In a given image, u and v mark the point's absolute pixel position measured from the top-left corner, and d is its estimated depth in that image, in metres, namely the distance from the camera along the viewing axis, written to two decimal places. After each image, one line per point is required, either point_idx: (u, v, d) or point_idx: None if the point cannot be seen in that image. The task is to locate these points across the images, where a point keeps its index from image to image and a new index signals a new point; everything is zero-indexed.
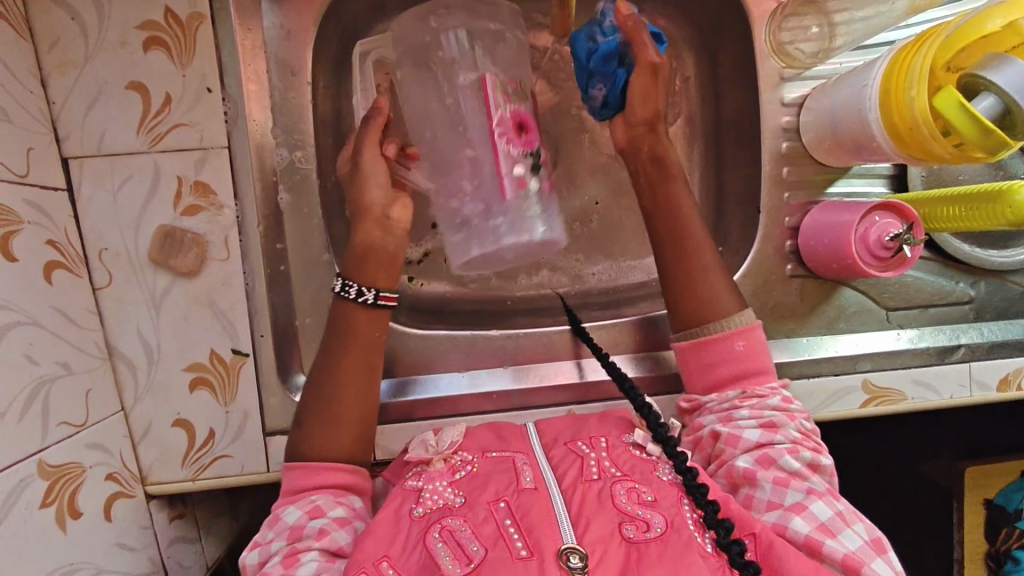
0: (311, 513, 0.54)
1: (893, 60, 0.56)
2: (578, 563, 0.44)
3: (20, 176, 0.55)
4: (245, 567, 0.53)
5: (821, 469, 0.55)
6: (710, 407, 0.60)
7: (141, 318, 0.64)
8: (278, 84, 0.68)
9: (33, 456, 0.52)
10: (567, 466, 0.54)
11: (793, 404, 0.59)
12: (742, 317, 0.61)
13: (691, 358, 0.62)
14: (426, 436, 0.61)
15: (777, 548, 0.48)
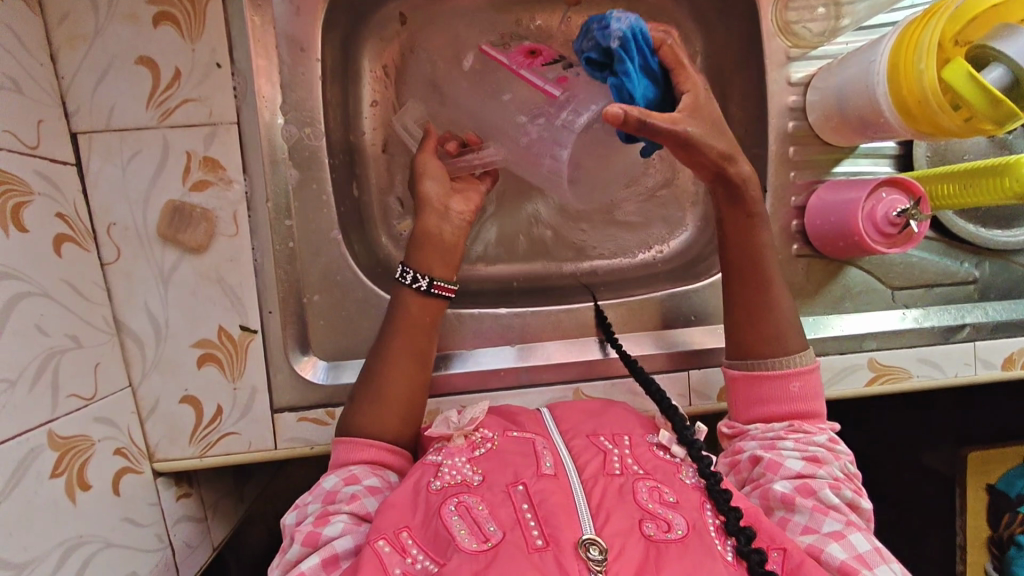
0: (347, 480, 0.56)
1: (901, 35, 0.57)
2: (597, 555, 0.44)
3: (31, 147, 0.55)
4: (285, 527, 0.56)
5: (860, 511, 0.54)
6: (752, 433, 0.59)
7: (149, 293, 0.64)
8: (287, 60, 0.68)
9: (43, 426, 0.52)
10: (588, 457, 0.54)
11: (839, 445, 0.58)
12: (805, 357, 0.60)
13: (744, 389, 0.61)
14: (449, 415, 0.62)
15: (808, 567, 0.47)
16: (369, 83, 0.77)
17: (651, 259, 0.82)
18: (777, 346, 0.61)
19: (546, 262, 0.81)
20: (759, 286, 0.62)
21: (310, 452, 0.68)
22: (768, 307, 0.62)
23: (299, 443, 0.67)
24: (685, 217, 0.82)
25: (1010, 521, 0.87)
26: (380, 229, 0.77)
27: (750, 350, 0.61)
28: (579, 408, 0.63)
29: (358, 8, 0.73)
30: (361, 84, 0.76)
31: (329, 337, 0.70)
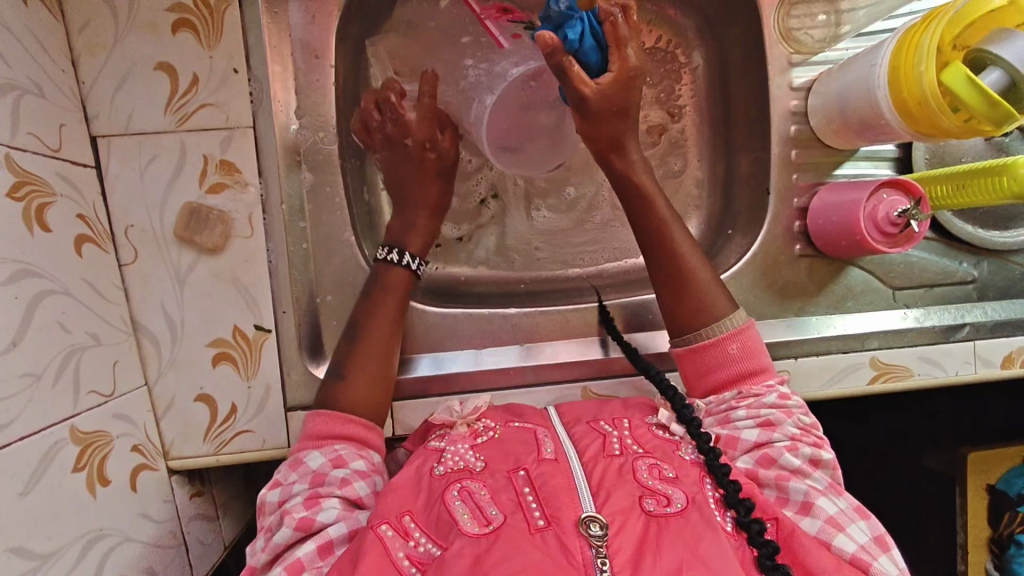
0: (335, 462, 0.57)
1: (901, 40, 0.58)
2: (598, 531, 0.45)
3: (53, 150, 0.57)
4: (265, 503, 0.56)
5: (824, 464, 0.56)
6: (708, 409, 0.61)
7: (165, 293, 0.65)
8: (302, 67, 0.70)
9: (66, 421, 0.54)
10: (589, 441, 0.56)
11: (790, 400, 0.59)
12: (736, 318, 0.62)
13: (690, 364, 0.63)
14: (451, 404, 0.65)
15: (798, 536, 0.49)
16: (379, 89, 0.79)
17: None
18: (708, 317, 0.63)
19: (552, 264, 0.83)
20: (680, 257, 0.64)
21: None
22: (694, 281, 0.64)
23: None
24: None
25: (1011, 520, 0.87)
26: None
27: (683, 327, 0.64)
28: (582, 403, 0.65)
29: (369, 16, 0.75)
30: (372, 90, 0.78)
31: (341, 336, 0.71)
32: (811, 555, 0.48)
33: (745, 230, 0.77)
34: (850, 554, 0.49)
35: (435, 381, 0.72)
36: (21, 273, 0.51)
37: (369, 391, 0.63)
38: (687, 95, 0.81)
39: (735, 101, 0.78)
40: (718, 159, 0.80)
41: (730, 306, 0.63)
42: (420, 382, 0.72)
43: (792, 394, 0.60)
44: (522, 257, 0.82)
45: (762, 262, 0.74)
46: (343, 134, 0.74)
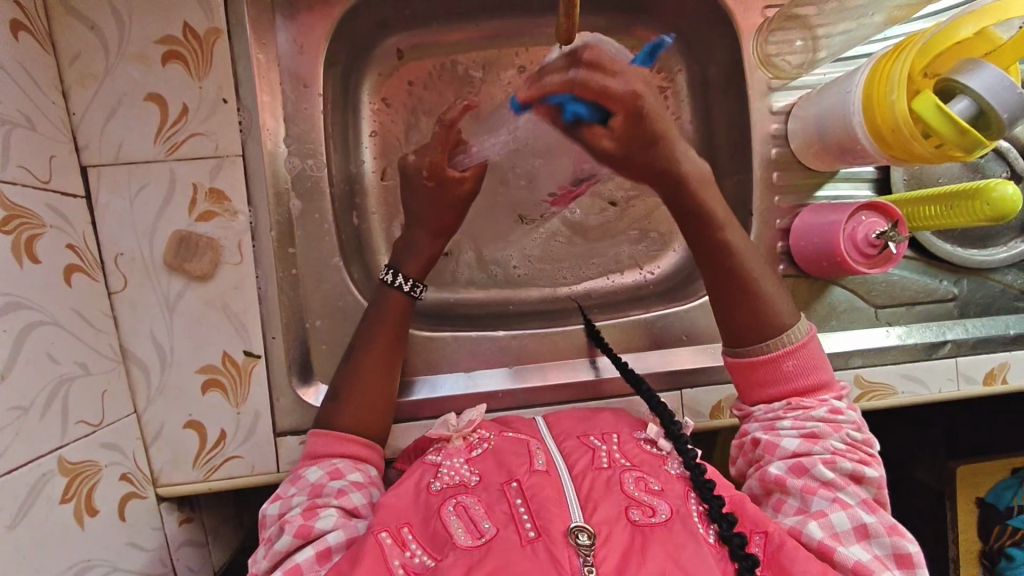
0: (331, 474, 0.58)
1: (874, 68, 0.60)
2: (585, 540, 0.46)
3: (44, 182, 0.58)
4: (265, 517, 0.57)
5: (865, 481, 0.56)
6: (757, 415, 0.62)
7: (155, 320, 0.66)
8: (291, 95, 0.71)
9: (54, 452, 0.54)
10: (578, 455, 0.57)
11: (843, 415, 0.59)
12: (799, 331, 0.60)
13: (741, 374, 0.62)
14: (449, 418, 0.66)
15: (786, 549, 0.49)
16: (368, 115, 0.80)
17: (643, 281, 0.84)
18: (773, 328, 0.60)
19: (541, 285, 0.84)
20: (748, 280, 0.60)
21: None
22: (760, 290, 0.61)
23: None
24: (673, 241, 0.85)
25: (1000, 533, 0.88)
26: (380, 254, 0.79)
27: (739, 339, 0.61)
28: (569, 416, 0.66)
29: (356, 44, 0.76)
30: (361, 116, 0.79)
31: (330, 360, 0.71)
32: (798, 563, 0.48)
33: None
34: (853, 562, 0.50)
35: (425, 404, 0.72)
36: (10, 305, 0.51)
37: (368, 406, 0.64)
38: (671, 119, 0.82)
39: (717, 124, 0.80)
40: None
41: (794, 316, 0.61)
42: (409, 406, 0.72)
43: (846, 410, 0.59)
44: (512, 278, 0.83)
45: None
46: (332, 160, 0.75)
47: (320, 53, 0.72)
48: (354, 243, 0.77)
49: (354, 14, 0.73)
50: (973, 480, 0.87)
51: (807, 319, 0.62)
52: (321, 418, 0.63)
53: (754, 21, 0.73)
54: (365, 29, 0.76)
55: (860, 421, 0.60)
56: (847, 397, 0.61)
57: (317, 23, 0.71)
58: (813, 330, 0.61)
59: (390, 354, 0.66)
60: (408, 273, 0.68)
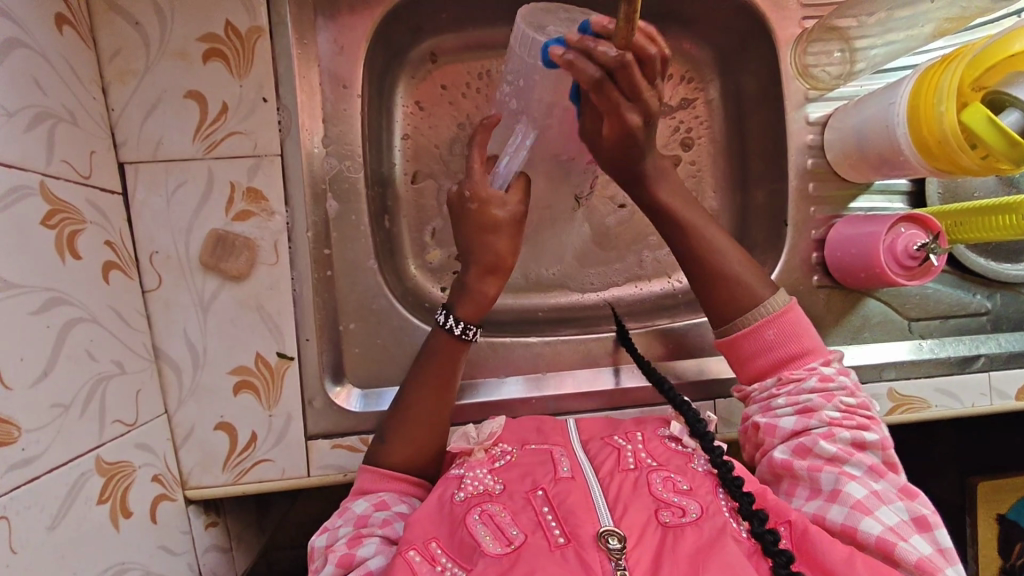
0: (376, 506, 0.57)
1: (920, 79, 0.60)
2: (616, 544, 0.46)
3: (84, 177, 0.57)
4: (313, 550, 0.56)
5: (868, 446, 0.56)
6: (753, 397, 0.62)
7: (188, 320, 0.65)
8: (329, 96, 0.71)
9: (92, 451, 0.53)
10: (604, 457, 0.57)
11: (833, 382, 0.58)
12: (776, 303, 0.61)
13: (731, 352, 0.63)
14: (466, 429, 0.63)
15: (811, 535, 0.49)
16: (401, 117, 0.80)
17: (672, 289, 0.84)
18: (748, 302, 0.61)
19: (570, 292, 0.83)
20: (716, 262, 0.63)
21: (343, 479, 0.68)
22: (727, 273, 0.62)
23: (333, 471, 0.67)
24: None
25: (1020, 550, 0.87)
26: (409, 258, 0.79)
27: (722, 316, 0.63)
28: (597, 422, 0.66)
29: (392, 47, 0.76)
30: (394, 118, 0.79)
31: (362, 363, 0.71)
32: (825, 549, 0.48)
33: (762, 261, 0.78)
34: (876, 538, 0.49)
35: (456, 411, 0.72)
36: (52, 301, 0.50)
37: (413, 437, 0.62)
38: (702, 129, 0.82)
39: (751, 134, 0.80)
40: (735, 191, 0.82)
41: (771, 288, 0.62)
42: None
43: (836, 375, 0.59)
44: (541, 284, 0.83)
45: None
46: (368, 161, 0.75)
47: (359, 54, 0.72)
48: (385, 246, 0.77)
49: (393, 18, 0.73)
50: (995, 495, 0.88)
51: (786, 291, 0.63)
52: (372, 453, 0.63)
53: (792, 33, 0.73)
54: (402, 32, 0.76)
55: (852, 386, 0.59)
56: (837, 362, 0.61)
57: (356, 24, 0.71)
58: (792, 300, 0.62)
59: (446, 372, 0.64)
60: (460, 316, 0.64)
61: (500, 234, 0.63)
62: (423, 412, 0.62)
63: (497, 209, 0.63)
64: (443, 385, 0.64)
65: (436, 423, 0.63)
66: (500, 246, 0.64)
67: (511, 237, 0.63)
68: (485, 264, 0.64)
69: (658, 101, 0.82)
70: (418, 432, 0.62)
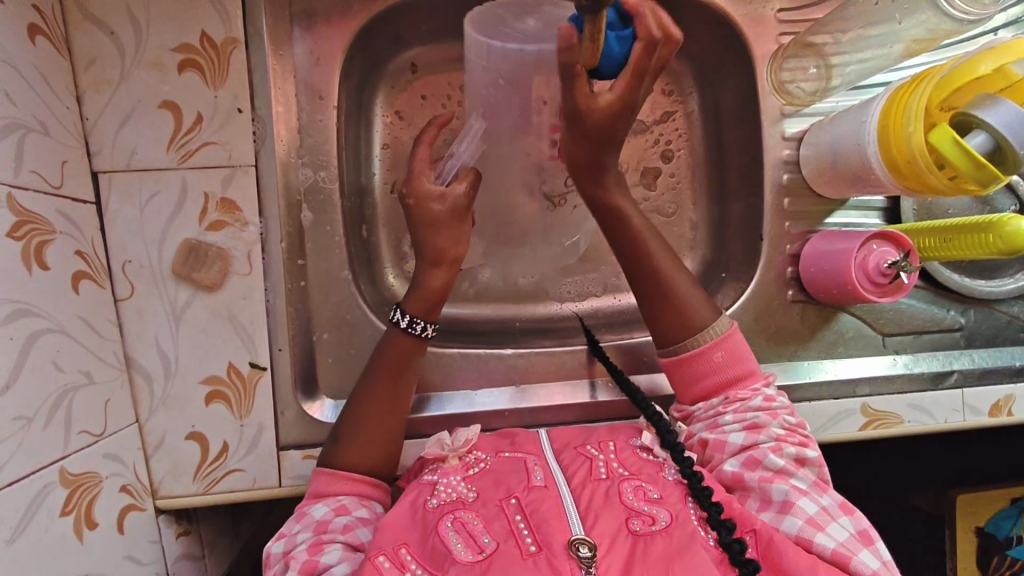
0: (337, 510, 0.57)
1: (891, 98, 0.61)
2: (587, 552, 0.46)
3: (55, 187, 0.57)
4: (269, 557, 0.55)
5: (809, 462, 0.57)
6: (698, 414, 0.61)
7: (161, 329, 0.65)
8: (306, 107, 0.71)
9: (56, 463, 0.53)
10: (576, 466, 0.57)
11: (776, 401, 0.60)
12: (721, 326, 0.62)
13: (677, 373, 0.63)
14: (443, 436, 0.63)
15: (776, 545, 0.49)
16: (381, 128, 0.79)
17: None
18: (698, 323, 0.62)
19: (547, 303, 0.83)
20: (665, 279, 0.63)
21: None
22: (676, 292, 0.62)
23: (303, 482, 0.67)
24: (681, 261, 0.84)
25: (999, 562, 0.88)
26: (387, 267, 0.79)
27: (669, 337, 0.62)
28: (573, 431, 0.66)
29: (371, 58, 0.76)
30: (373, 128, 0.79)
31: (336, 374, 0.71)
32: (791, 560, 0.48)
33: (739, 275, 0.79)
34: (832, 552, 0.50)
35: (430, 422, 0.72)
36: (17, 313, 0.50)
37: (371, 440, 0.62)
38: (682, 141, 0.83)
39: (728, 148, 0.80)
40: (713, 205, 0.82)
41: (716, 313, 0.63)
42: (414, 422, 0.72)
43: (777, 396, 0.60)
44: (519, 295, 0.83)
45: (754, 307, 0.76)
46: (346, 170, 0.75)
47: (336, 65, 0.72)
48: (362, 256, 0.77)
49: (371, 29, 0.73)
50: (972, 508, 0.87)
51: (729, 315, 0.63)
52: (327, 453, 0.62)
53: (768, 49, 0.73)
54: (382, 43, 0.76)
55: (791, 406, 0.61)
56: (775, 383, 0.63)
57: (334, 35, 0.71)
58: (735, 324, 0.63)
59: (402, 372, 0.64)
60: (409, 310, 0.64)
61: (438, 229, 0.62)
62: (371, 424, 0.62)
63: (435, 203, 0.62)
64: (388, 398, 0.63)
65: (394, 423, 0.63)
66: (440, 241, 0.63)
67: (452, 228, 0.62)
68: (427, 257, 0.63)
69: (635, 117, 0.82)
70: (373, 431, 0.62)
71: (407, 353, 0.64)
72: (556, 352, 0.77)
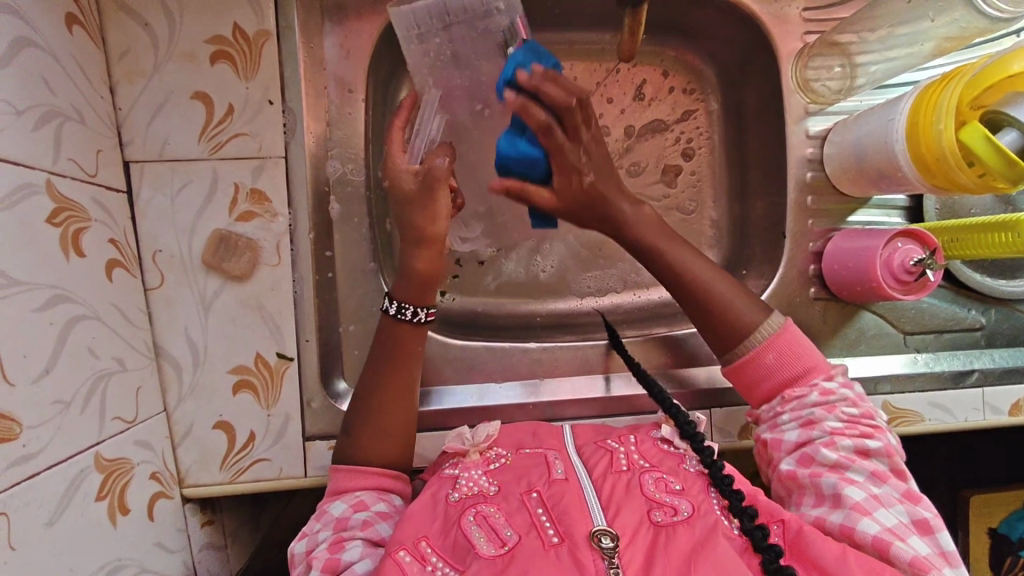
0: (355, 506, 0.58)
1: (920, 96, 0.61)
2: (609, 543, 0.47)
3: (90, 175, 0.58)
4: (293, 557, 0.56)
5: (873, 453, 0.56)
6: (762, 418, 0.62)
7: (190, 319, 0.65)
8: (335, 100, 0.72)
9: (91, 448, 0.53)
10: (597, 459, 0.57)
11: (834, 394, 0.59)
12: (771, 325, 0.62)
13: (737, 379, 0.63)
14: (462, 430, 0.64)
15: (805, 534, 0.49)
16: None
17: (670, 298, 0.84)
18: (741, 328, 0.62)
19: (568, 298, 0.84)
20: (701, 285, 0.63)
21: None
22: (715, 297, 0.63)
23: (328, 472, 0.68)
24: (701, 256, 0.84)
25: (1011, 563, 0.89)
26: None
27: (723, 345, 0.64)
28: (595, 428, 0.66)
29: (398, 53, 0.77)
30: None
31: (361, 366, 0.71)
32: (818, 547, 0.48)
33: (760, 272, 0.79)
34: (872, 538, 0.50)
35: (454, 415, 0.72)
36: (55, 299, 0.51)
37: (388, 428, 0.62)
38: (702, 139, 0.84)
39: (751, 146, 0.81)
40: (734, 203, 0.83)
41: (762, 313, 0.63)
42: (437, 414, 0.72)
43: (838, 389, 0.59)
44: (540, 291, 0.83)
45: (777, 304, 0.76)
46: (371, 164, 0.76)
47: (364, 59, 0.72)
48: (386, 248, 0.77)
49: None
50: (987, 508, 0.88)
51: (778, 314, 0.63)
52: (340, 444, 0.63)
53: (794, 47, 0.74)
54: None
55: (856, 397, 0.59)
56: (842, 375, 0.61)
57: (363, 29, 0.71)
58: (786, 322, 0.63)
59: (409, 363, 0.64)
60: (398, 297, 0.64)
61: (414, 207, 0.61)
62: (392, 410, 0.62)
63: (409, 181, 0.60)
64: (403, 388, 0.63)
65: (409, 410, 0.63)
66: (418, 219, 0.61)
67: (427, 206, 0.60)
68: (410, 237, 0.62)
69: (655, 117, 0.82)
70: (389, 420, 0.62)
71: (408, 343, 0.64)
72: (578, 346, 0.77)
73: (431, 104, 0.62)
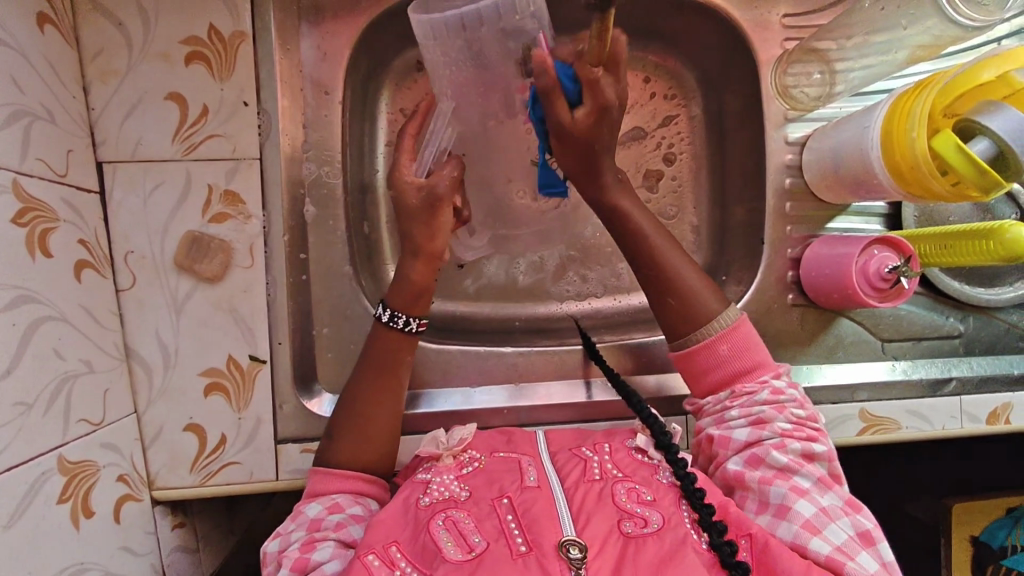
0: (330, 509, 0.57)
1: (893, 105, 0.61)
2: (577, 554, 0.46)
3: (60, 175, 0.57)
4: (265, 556, 0.55)
5: (817, 457, 0.57)
6: (706, 410, 0.62)
7: (161, 321, 0.65)
8: (312, 102, 0.72)
9: (54, 450, 0.53)
10: (570, 468, 0.57)
11: (784, 395, 0.60)
12: (730, 317, 0.62)
13: (687, 366, 0.63)
14: (437, 435, 0.64)
15: (772, 549, 0.49)
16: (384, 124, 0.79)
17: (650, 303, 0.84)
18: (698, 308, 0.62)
19: (548, 302, 0.83)
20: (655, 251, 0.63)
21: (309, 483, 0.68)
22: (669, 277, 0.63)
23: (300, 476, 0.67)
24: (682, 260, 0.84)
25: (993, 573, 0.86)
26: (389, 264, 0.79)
27: (677, 330, 0.63)
28: (568, 433, 0.66)
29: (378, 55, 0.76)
30: (378, 123, 0.79)
31: (336, 369, 0.71)
32: (785, 566, 0.48)
33: (739, 278, 0.79)
34: (825, 558, 0.49)
35: (429, 419, 0.72)
36: (19, 299, 0.50)
37: (368, 439, 0.61)
38: (684, 144, 0.83)
39: (732, 151, 0.81)
40: (714, 209, 0.83)
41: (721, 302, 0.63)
42: (412, 418, 0.72)
43: (787, 389, 0.60)
44: (520, 295, 0.83)
45: (755, 310, 0.76)
46: (349, 166, 0.75)
47: (342, 61, 0.72)
48: (365, 251, 0.77)
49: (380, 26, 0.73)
50: (970, 516, 0.86)
51: (736, 306, 0.63)
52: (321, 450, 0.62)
53: (773, 53, 0.74)
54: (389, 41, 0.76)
55: (801, 398, 0.61)
56: (787, 375, 0.62)
57: (341, 31, 0.71)
58: (743, 315, 0.63)
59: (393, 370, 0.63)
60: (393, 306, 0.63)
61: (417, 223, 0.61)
62: (369, 418, 0.62)
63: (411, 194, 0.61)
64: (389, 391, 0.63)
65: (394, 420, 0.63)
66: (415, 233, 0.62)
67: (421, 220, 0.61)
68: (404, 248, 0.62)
69: (635, 124, 0.82)
70: (367, 429, 0.61)
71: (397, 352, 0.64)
72: (556, 351, 0.77)
73: (444, 116, 0.62)
